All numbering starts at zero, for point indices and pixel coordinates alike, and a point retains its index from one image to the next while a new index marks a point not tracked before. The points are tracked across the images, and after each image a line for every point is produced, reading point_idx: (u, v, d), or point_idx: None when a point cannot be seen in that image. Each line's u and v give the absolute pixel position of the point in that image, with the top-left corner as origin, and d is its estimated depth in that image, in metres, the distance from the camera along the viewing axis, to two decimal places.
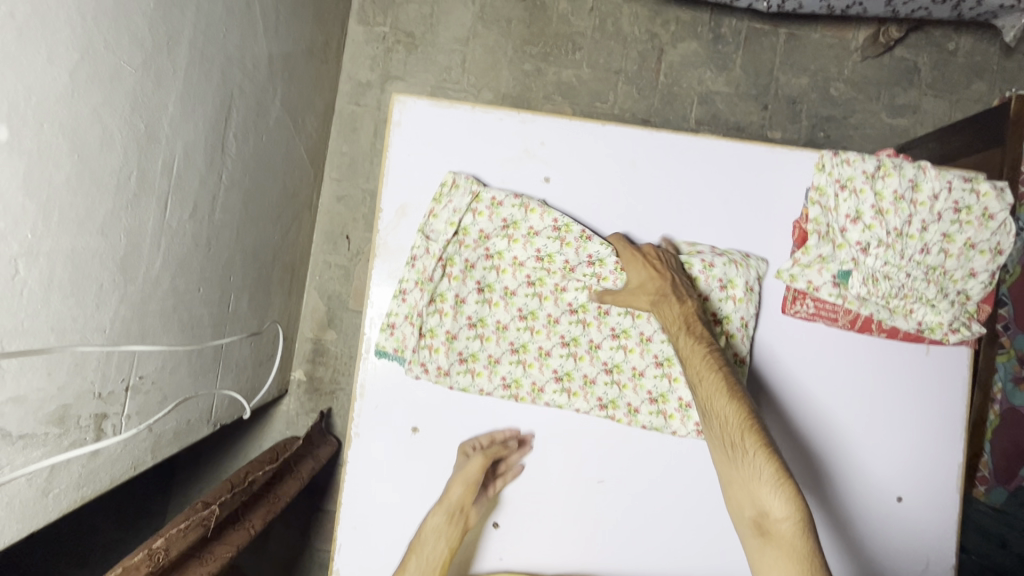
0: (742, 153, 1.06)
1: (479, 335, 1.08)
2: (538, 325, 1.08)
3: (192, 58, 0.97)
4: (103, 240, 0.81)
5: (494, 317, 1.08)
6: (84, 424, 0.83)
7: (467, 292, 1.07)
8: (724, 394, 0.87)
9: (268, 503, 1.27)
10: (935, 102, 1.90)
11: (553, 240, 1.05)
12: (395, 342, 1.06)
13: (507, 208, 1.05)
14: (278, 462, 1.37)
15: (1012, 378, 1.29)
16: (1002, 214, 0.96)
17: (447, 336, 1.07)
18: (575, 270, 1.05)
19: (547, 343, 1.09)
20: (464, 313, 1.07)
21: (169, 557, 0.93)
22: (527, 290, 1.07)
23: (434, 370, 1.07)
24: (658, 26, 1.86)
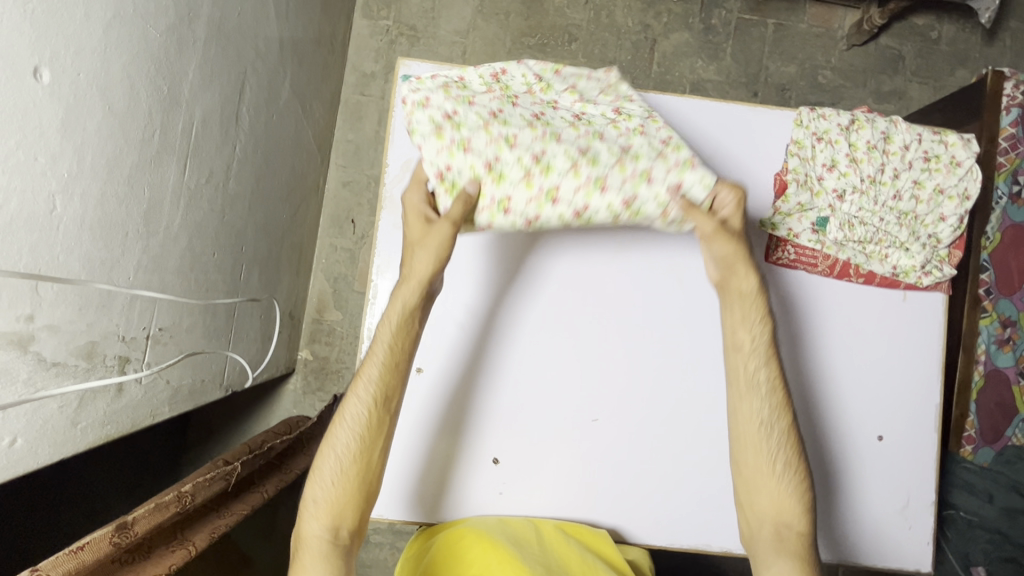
0: (725, 114, 1.05)
1: (487, 158, 0.87)
2: (532, 192, 0.88)
3: (210, 31, 1.04)
4: (130, 190, 0.88)
5: (508, 185, 0.87)
6: (109, 363, 0.89)
7: (524, 145, 0.88)
8: (783, 414, 0.96)
9: (281, 473, 1.30)
10: (920, 88, 1.96)
11: (650, 149, 0.90)
12: (416, 83, 0.92)
13: (634, 118, 0.94)
14: (294, 438, 1.41)
15: (996, 340, 1.34)
16: (969, 161, 0.99)
17: (448, 119, 0.89)
18: (635, 205, 0.88)
19: (517, 203, 0.88)
20: (497, 130, 0.88)
21: (195, 501, 0.95)
22: (580, 176, 0.87)
23: (412, 109, 0.91)
24: (651, 18, 1.94)
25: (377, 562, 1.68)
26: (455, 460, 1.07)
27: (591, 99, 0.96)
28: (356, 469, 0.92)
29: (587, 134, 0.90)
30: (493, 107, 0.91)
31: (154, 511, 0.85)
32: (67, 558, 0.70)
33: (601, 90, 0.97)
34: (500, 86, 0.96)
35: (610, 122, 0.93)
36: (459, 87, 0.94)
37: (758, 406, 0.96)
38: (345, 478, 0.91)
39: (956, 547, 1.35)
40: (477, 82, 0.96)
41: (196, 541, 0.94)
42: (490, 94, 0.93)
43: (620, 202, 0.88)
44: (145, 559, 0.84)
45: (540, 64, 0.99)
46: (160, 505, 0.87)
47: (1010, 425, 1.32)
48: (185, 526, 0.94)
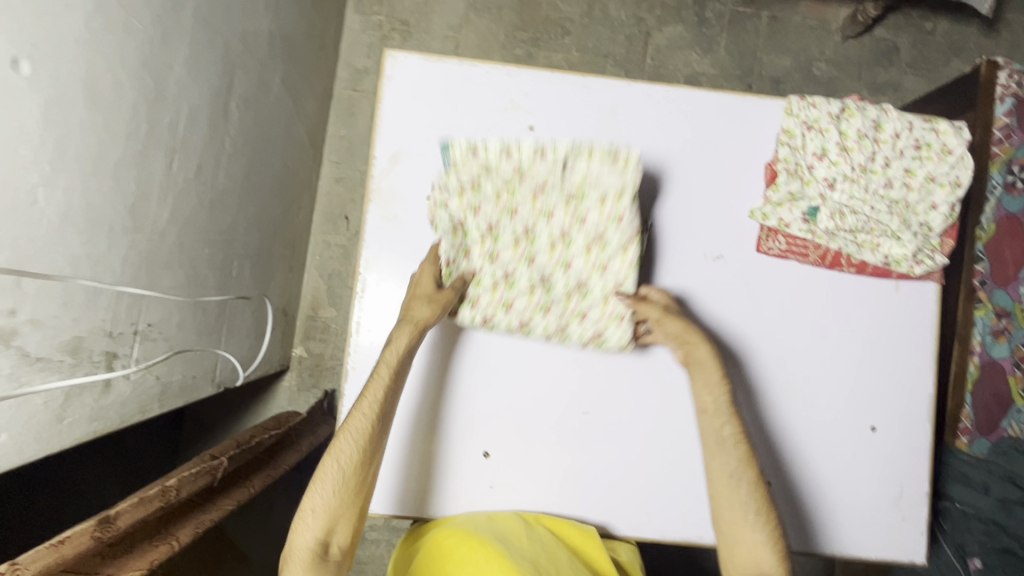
0: (715, 104, 1.04)
1: (473, 267, 1.03)
2: (494, 299, 1.03)
3: (197, 24, 1.03)
4: (114, 184, 0.87)
5: (476, 292, 1.03)
6: (96, 359, 0.88)
7: (505, 259, 1.03)
8: (749, 468, 0.95)
9: (270, 469, 1.27)
10: (915, 79, 1.95)
11: (600, 293, 1.03)
12: (443, 180, 1.01)
13: (614, 237, 1.01)
14: (282, 433, 1.39)
15: (991, 331, 1.34)
16: (961, 149, 0.97)
17: (456, 225, 1.02)
18: (566, 332, 1.04)
19: (483, 303, 1.02)
20: (488, 245, 1.02)
21: (181, 496, 0.97)
22: (533, 299, 1.03)
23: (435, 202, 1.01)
24: (644, 11, 1.93)
25: (374, 559, 1.67)
26: (440, 459, 1.06)
27: (585, 220, 1.00)
28: (355, 483, 0.93)
29: (558, 262, 1.03)
30: (492, 220, 1.02)
31: (136, 505, 0.88)
32: (47, 552, 0.72)
33: (597, 210, 0.99)
34: (509, 191, 1.01)
35: (584, 251, 1.02)
36: (473, 187, 1.00)
37: (727, 462, 0.95)
38: (345, 491, 0.92)
39: (952, 538, 1.33)
40: (491, 183, 1.00)
41: (181, 536, 0.93)
42: (495, 205, 1.01)
43: (556, 324, 1.03)
44: (129, 553, 0.84)
45: (554, 161, 0.98)
46: (142, 501, 0.89)
47: (1006, 417, 1.31)
48: (173, 521, 0.96)
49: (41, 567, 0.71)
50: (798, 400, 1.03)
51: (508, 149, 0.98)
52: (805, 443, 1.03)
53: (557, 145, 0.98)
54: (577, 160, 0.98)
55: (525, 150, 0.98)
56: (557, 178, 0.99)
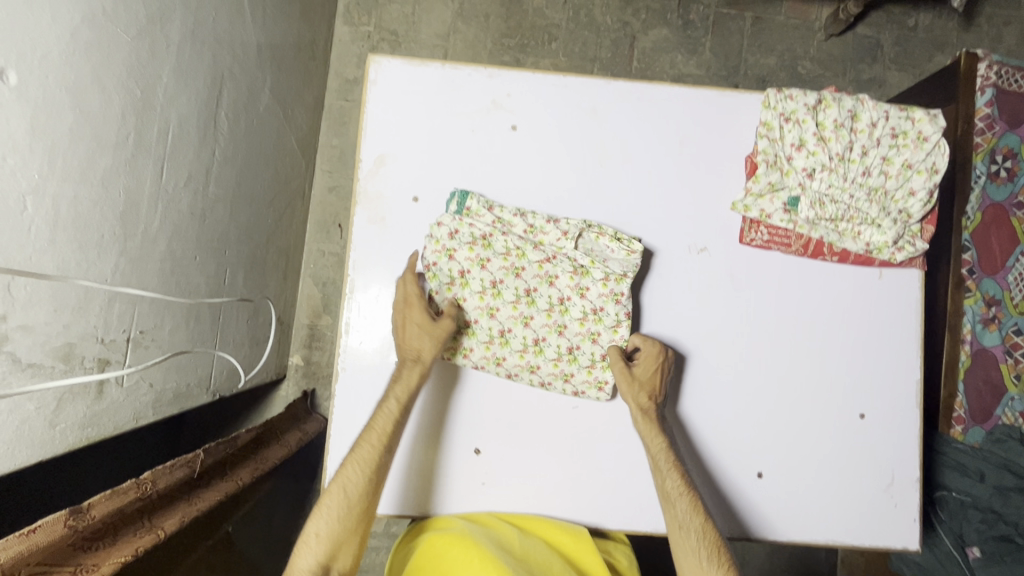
0: (693, 100, 1.06)
1: (470, 317, 1.03)
2: (486, 354, 1.03)
3: (184, 37, 1.05)
4: (104, 192, 0.88)
5: (470, 344, 1.03)
6: (88, 365, 0.89)
7: (501, 316, 1.02)
8: (698, 514, 0.93)
9: (255, 461, 1.28)
10: (900, 75, 1.97)
11: (589, 358, 1.03)
12: (455, 225, 1.00)
13: (610, 316, 1.01)
14: (264, 428, 1.39)
15: (982, 319, 1.35)
16: (936, 136, 0.97)
17: (459, 275, 1.01)
18: (547, 386, 1.05)
19: (474, 355, 1.04)
20: (487, 300, 1.01)
21: (157, 488, 0.94)
22: (524, 359, 1.03)
23: (440, 249, 1.00)
24: (630, 15, 1.95)
25: (375, 566, 1.67)
26: (436, 460, 1.06)
27: (586, 293, 1.00)
28: (359, 511, 0.92)
29: (553, 325, 1.02)
30: (496, 277, 1.00)
31: (111, 497, 0.85)
32: (19, 540, 0.70)
33: (598, 286, 1.00)
34: (519, 252, 1.00)
35: (579, 320, 1.02)
36: (483, 242, 1.00)
37: (677, 512, 0.93)
38: (346, 517, 0.91)
39: (949, 527, 1.32)
40: (501, 242, 1.00)
41: (166, 526, 0.94)
42: (503, 261, 1.00)
43: (541, 378, 1.04)
44: (112, 544, 0.84)
45: (567, 232, 1.01)
46: (119, 491, 0.87)
47: (999, 405, 1.34)
48: (153, 514, 0.94)
49: (12, 556, 0.68)
50: (761, 398, 1.03)
51: (524, 214, 1.02)
52: (775, 436, 1.03)
53: (571, 218, 1.03)
54: (588, 237, 1.02)
55: (540, 217, 1.02)
56: (564, 251, 1.00)
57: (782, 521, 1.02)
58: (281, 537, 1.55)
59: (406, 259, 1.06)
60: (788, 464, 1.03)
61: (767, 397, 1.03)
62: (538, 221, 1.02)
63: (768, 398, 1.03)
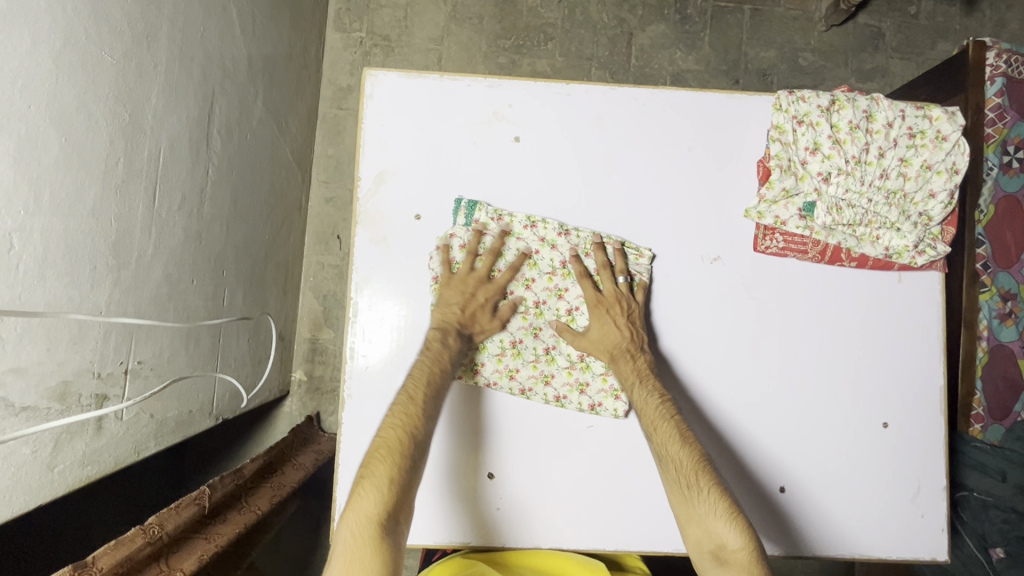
0: (702, 103, 1.03)
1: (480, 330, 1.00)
2: (499, 366, 1.01)
3: (172, 54, 1.02)
4: (94, 222, 0.85)
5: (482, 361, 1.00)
6: (85, 402, 0.86)
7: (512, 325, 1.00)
8: (678, 441, 0.88)
9: (271, 488, 1.26)
10: (903, 64, 1.94)
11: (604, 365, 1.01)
12: (469, 235, 0.99)
13: None
14: (273, 455, 1.36)
15: (998, 314, 1.32)
16: (955, 135, 0.94)
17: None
18: (563, 401, 1.02)
19: (486, 370, 1.00)
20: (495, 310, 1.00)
21: (166, 530, 0.91)
22: (537, 369, 1.01)
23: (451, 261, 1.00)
24: (626, 12, 1.91)
25: None
26: (466, 470, 1.02)
27: None
28: (418, 457, 0.82)
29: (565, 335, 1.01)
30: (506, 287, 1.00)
31: (114, 548, 0.81)
32: None
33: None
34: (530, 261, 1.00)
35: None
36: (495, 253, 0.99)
37: (670, 433, 0.88)
38: (403, 463, 0.80)
39: (972, 528, 1.27)
40: (513, 251, 1.00)
41: (186, 567, 0.90)
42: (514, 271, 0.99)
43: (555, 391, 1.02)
44: None
45: (578, 244, 1.00)
46: (123, 540, 0.83)
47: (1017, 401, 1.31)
48: (167, 558, 0.90)
49: None
50: (781, 409, 1.01)
51: (534, 224, 1.00)
52: (798, 449, 1.00)
53: (580, 229, 1.01)
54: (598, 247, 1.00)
55: (551, 228, 1.00)
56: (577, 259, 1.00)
57: (810, 537, 1.00)
58: (291, 560, 1.52)
59: (409, 278, 1.02)
60: (815, 479, 1.00)
61: (786, 406, 1.01)
62: (550, 230, 1.00)
63: (787, 410, 1.00)
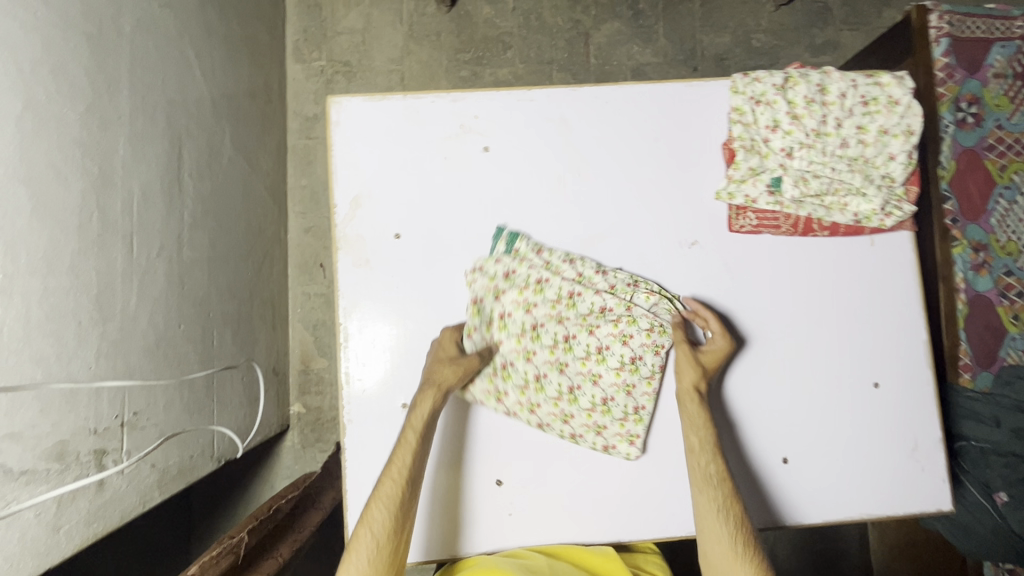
0: (662, 94, 1.05)
1: (506, 360, 1.01)
2: (521, 399, 1.01)
3: (134, 104, 1.02)
4: (74, 279, 0.85)
5: (511, 389, 1.01)
6: (84, 460, 0.85)
7: (540, 357, 1.01)
8: (734, 503, 0.90)
9: (295, 532, 1.15)
10: (853, 35, 1.99)
11: (626, 403, 1.01)
12: (513, 264, 1.00)
13: (647, 364, 1.00)
14: (301, 494, 1.26)
15: (972, 266, 1.36)
16: (906, 99, 0.97)
17: (499, 316, 1.01)
18: (578, 439, 1.02)
19: (509, 400, 1.01)
20: (524, 342, 1.00)
21: None
22: (558, 406, 1.01)
23: (490, 286, 1.00)
24: (580, 13, 1.95)
25: None
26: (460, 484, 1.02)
27: (630, 340, 1.00)
28: (388, 549, 0.86)
29: (588, 374, 1.01)
30: (539, 321, 1.00)
31: None
32: None
33: (642, 335, 1.00)
34: (569, 301, 1.00)
35: (616, 370, 1.00)
36: (535, 287, 1.00)
37: (715, 496, 0.90)
38: (374, 560, 0.84)
39: (975, 477, 1.28)
40: (555, 288, 1.00)
41: None
42: (550, 307, 1.00)
43: (573, 424, 1.02)
44: None
45: (614, 284, 1.01)
46: None
47: (1000, 346, 1.35)
48: None
49: None
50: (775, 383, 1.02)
51: (573, 261, 1.01)
52: (793, 420, 1.02)
53: (617, 269, 1.02)
54: (636, 296, 1.01)
55: (588, 266, 1.02)
56: (615, 298, 1.00)
57: (812, 503, 1.01)
58: None
59: (396, 297, 1.02)
60: (812, 449, 1.02)
61: (773, 380, 1.02)
62: (588, 268, 1.01)
63: (780, 383, 1.02)
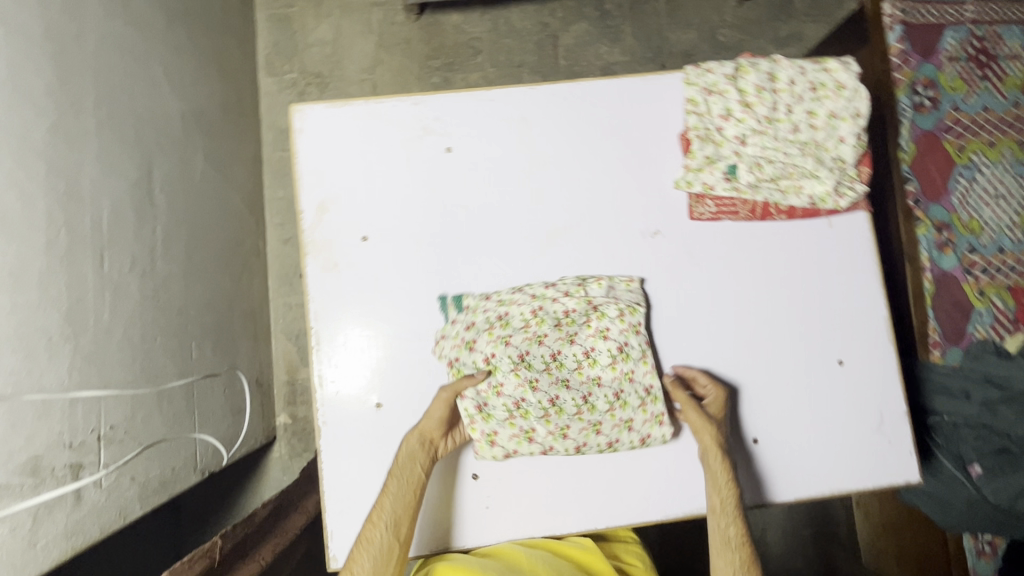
0: (620, 89, 1.08)
1: (515, 399, 1.00)
2: (550, 429, 1.00)
3: (101, 121, 1.03)
4: (43, 295, 0.86)
5: (534, 425, 1.00)
6: (60, 474, 0.86)
7: (544, 382, 1.01)
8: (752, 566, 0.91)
9: (276, 535, 1.16)
10: (815, 27, 2.03)
11: (632, 388, 1.02)
12: (471, 316, 1.01)
13: (634, 345, 1.02)
14: (280, 498, 1.27)
15: (936, 245, 1.39)
16: (853, 83, 1.01)
17: (486, 363, 1.00)
18: (616, 444, 1.02)
19: (540, 435, 1.00)
20: (523, 374, 1.00)
21: None
22: (584, 421, 1.01)
23: (460, 342, 1.01)
24: (547, 16, 1.98)
25: None
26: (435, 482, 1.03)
27: (607, 334, 1.02)
28: None
29: (590, 380, 1.02)
30: (522, 350, 1.00)
31: None
32: None
33: (616, 323, 1.02)
34: (537, 320, 1.01)
35: (610, 365, 1.02)
36: (501, 323, 1.00)
37: (733, 561, 0.91)
38: None
39: (948, 450, 1.32)
40: (518, 316, 1.01)
41: None
42: (525, 333, 1.00)
43: (608, 432, 1.01)
44: None
45: (567, 293, 1.02)
46: None
47: (969, 322, 1.37)
48: None
49: None
50: (743, 365, 1.04)
51: (520, 288, 1.03)
52: (762, 402, 1.04)
53: (565, 277, 1.04)
54: (589, 288, 1.02)
55: (537, 286, 1.03)
56: (577, 302, 1.02)
57: (782, 480, 1.03)
58: None
59: (366, 299, 1.04)
60: (782, 429, 1.04)
61: (741, 363, 1.05)
62: (538, 286, 1.03)
63: (747, 366, 1.04)
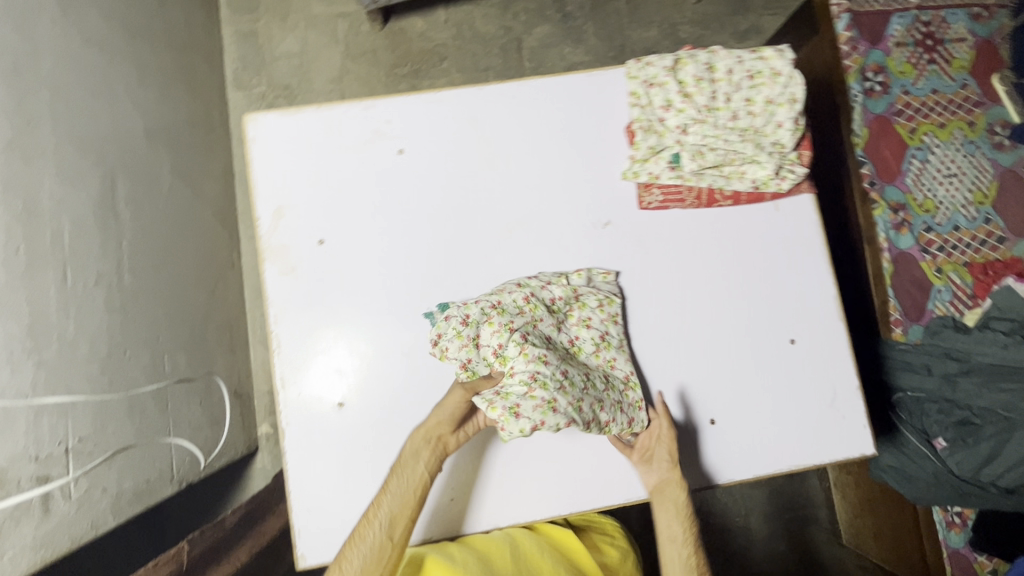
0: (567, 86, 1.11)
1: (530, 372, 0.90)
2: (570, 400, 0.90)
3: (59, 139, 1.05)
4: (2, 311, 0.88)
5: (554, 395, 0.89)
6: (25, 486, 0.87)
7: (551, 356, 0.93)
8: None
9: (251, 538, 1.19)
10: (774, 19, 2.07)
11: (613, 374, 1.03)
12: (464, 310, 0.95)
13: (612, 334, 1.04)
14: (253, 504, 1.29)
15: (893, 225, 1.43)
16: (787, 69, 1.02)
17: (495, 355, 0.93)
18: (608, 428, 0.97)
19: (564, 405, 0.89)
20: (531, 349, 0.92)
21: None
22: (592, 396, 0.95)
23: (463, 340, 0.93)
24: (510, 20, 2.01)
25: None
26: None
27: (590, 323, 1.03)
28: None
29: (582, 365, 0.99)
30: (525, 331, 0.94)
31: None
32: None
33: (597, 313, 1.03)
34: (530, 305, 0.98)
35: (595, 353, 1.02)
36: (498, 310, 0.96)
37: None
38: None
39: (913, 425, 1.33)
40: (511, 304, 0.97)
41: None
42: (524, 317, 0.96)
43: (609, 410, 0.97)
44: None
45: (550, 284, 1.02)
46: None
47: (929, 300, 1.41)
48: None
49: None
50: (698, 349, 1.07)
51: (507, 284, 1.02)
52: (719, 384, 1.06)
53: (543, 272, 1.05)
54: (570, 278, 1.04)
55: (519, 279, 1.03)
56: (560, 295, 1.02)
57: (741, 459, 1.05)
58: None
59: (327, 300, 1.06)
60: (738, 409, 1.06)
61: (697, 348, 1.07)
62: (523, 278, 1.03)
63: (703, 348, 1.07)
